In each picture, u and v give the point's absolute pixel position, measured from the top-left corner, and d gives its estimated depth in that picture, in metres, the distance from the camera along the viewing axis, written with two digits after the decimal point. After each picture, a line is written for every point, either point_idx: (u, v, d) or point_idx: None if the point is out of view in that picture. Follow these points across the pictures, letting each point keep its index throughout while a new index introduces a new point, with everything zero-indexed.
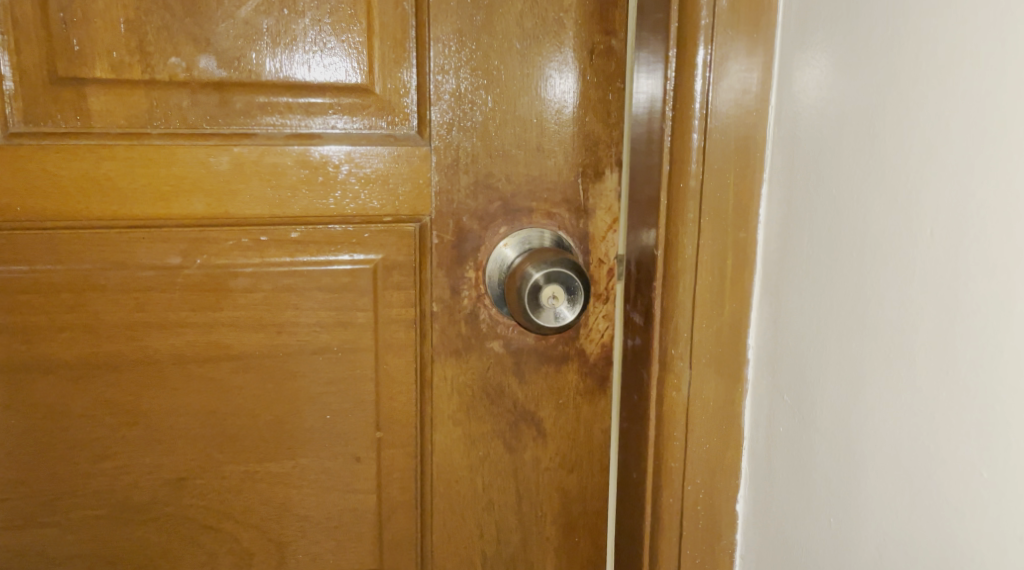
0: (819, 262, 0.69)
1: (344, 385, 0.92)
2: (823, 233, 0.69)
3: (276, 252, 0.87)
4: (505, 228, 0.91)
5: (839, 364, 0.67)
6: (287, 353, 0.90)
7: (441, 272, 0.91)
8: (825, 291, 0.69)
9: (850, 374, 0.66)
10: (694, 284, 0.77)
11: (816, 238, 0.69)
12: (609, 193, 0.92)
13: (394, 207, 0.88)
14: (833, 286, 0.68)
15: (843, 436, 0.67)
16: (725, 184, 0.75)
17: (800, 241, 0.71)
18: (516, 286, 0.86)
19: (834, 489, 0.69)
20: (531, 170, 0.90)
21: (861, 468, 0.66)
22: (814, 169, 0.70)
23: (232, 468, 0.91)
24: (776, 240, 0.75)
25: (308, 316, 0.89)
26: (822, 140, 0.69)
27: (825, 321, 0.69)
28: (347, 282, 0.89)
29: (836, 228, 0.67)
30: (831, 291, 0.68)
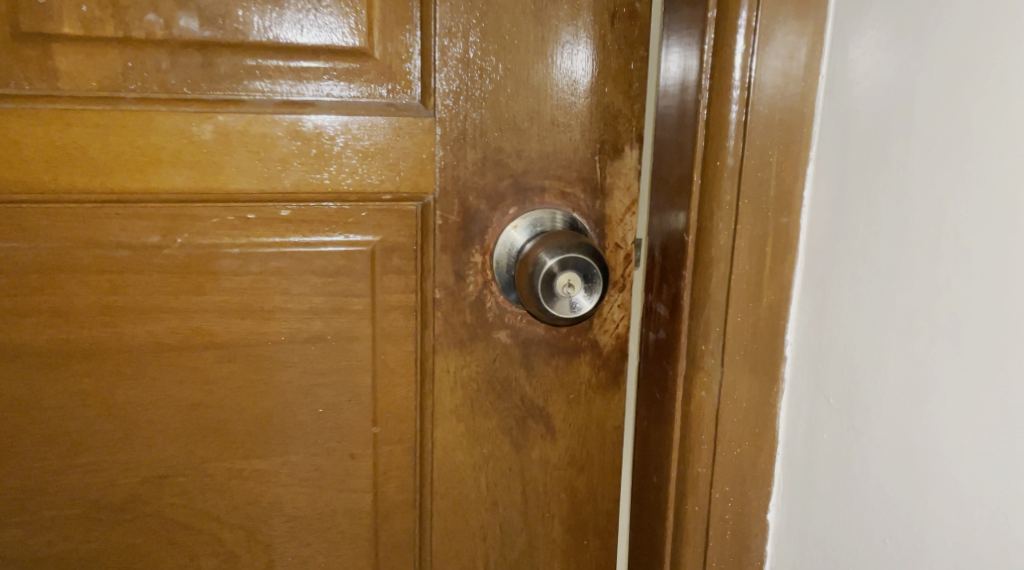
0: (881, 253, 0.62)
1: (339, 377, 0.85)
2: (888, 221, 0.62)
3: (265, 231, 0.80)
4: (515, 208, 0.83)
5: (904, 367, 0.61)
6: (277, 341, 0.82)
7: (445, 255, 0.83)
8: (888, 286, 0.62)
9: (920, 376, 0.60)
10: (728, 273, 0.70)
11: (877, 226, 0.63)
12: (629, 171, 0.84)
13: (394, 183, 0.80)
14: (900, 281, 0.61)
15: (908, 443, 0.61)
16: (767, 163, 0.68)
17: (855, 230, 0.64)
18: (526, 272, 0.79)
19: (896, 503, 0.62)
20: (545, 145, 0.82)
21: (931, 481, 0.60)
22: (874, 149, 0.63)
23: (217, 465, 0.84)
24: (823, 227, 0.67)
25: (301, 302, 0.82)
26: (887, 117, 0.62)
27: (888, 317, 0.62)
28: (342, 264, 0.82)
29: (902, 216, 0.61)
30: (896, 285, 0.61)
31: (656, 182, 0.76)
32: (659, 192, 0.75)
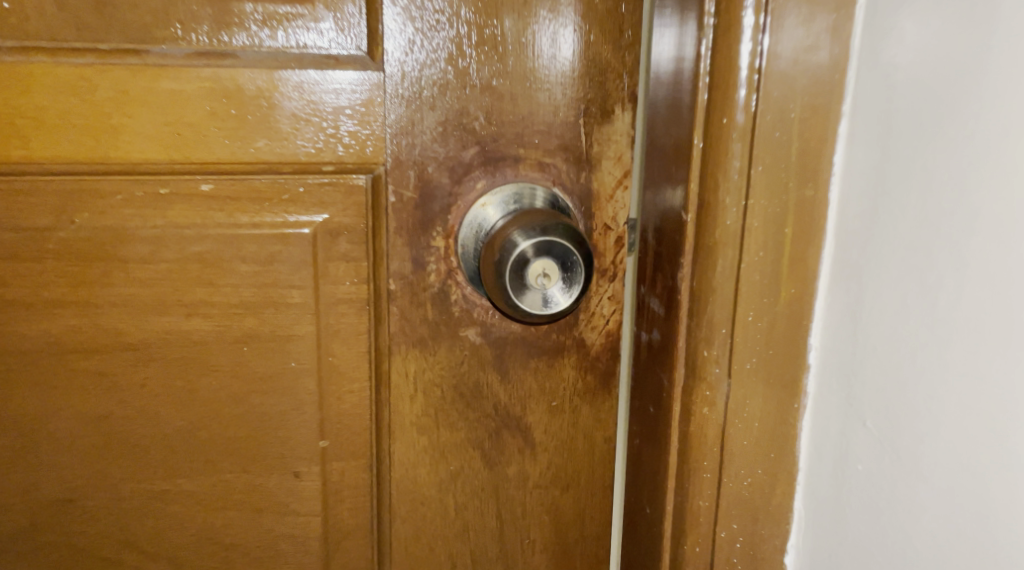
0: (936, 242, 0.49)
1: (277, 382, 0.73)
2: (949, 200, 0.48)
3: (184, 210, 0.68)
4: (484, 183, 0.70)
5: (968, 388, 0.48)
6: (203, 341, 0.71)
7: (400, 240, 0.70)
8: (946, 280, 0.48)
9: (987, 398, 0.47)
10: (737, 261, 0.57)
11: (931, 207, 0.49)
12: (620, 138, 0.71)
13: (336, 152, 0.68)
14: (961, 277, 0.48)
15: (969, 484, 0.48)
16: (787, 120, 0.55)
17: (900, 211, 0.51)
18: (493, 260, 0.65)
19: (955, 557, 0.49)
20: (518, 105, 0.69)
21: (1003, 532, 0.46)
22: (927, 107, 0.49)
23: (133, 487, 0.73)
24: (858, 208, 0.54)
25: (231, 295, 0.70)
26: (947, 65, 0.48)
27: (947, 323, 0.49)
28: (279, 250, 0.70)
29: (966, 194, 0.47)
30: (957, 278, 0.48)
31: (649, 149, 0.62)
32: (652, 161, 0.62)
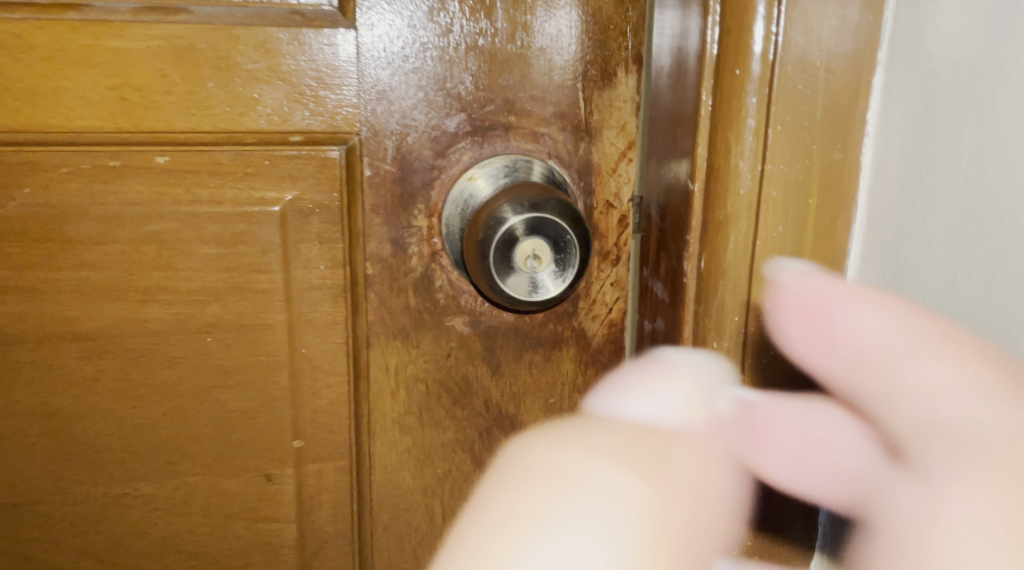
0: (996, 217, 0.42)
1: (244, 377, 0.66)
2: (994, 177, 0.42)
3: (137, 185, 0.61)
4: (470, 155, 0.63)
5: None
6: (162, 331, 0.64)
7: (378, 219, 0.63)
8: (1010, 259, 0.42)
9: None
10: (750, 237, 0.50)
11: (989, 178, 0.43)
12: (623, 104, 0.63)
13: (303, 120, 0.61)
14: (1006, 265, 0.42)
15: None
16: (811, 74, 0.48)
17: (952, 182, 0.44)
18: (478, 239, 0.57)
19: None
20: (509, 67, 0.61)
21: None
22: (983, 62, 0.42)
23: (88, 491, 0.67)
24: (896, 178, 0.48)
25: (191, 280, 0.63)
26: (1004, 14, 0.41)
27: (997, 312, 0.43)
28: (243, 231, 0.63)
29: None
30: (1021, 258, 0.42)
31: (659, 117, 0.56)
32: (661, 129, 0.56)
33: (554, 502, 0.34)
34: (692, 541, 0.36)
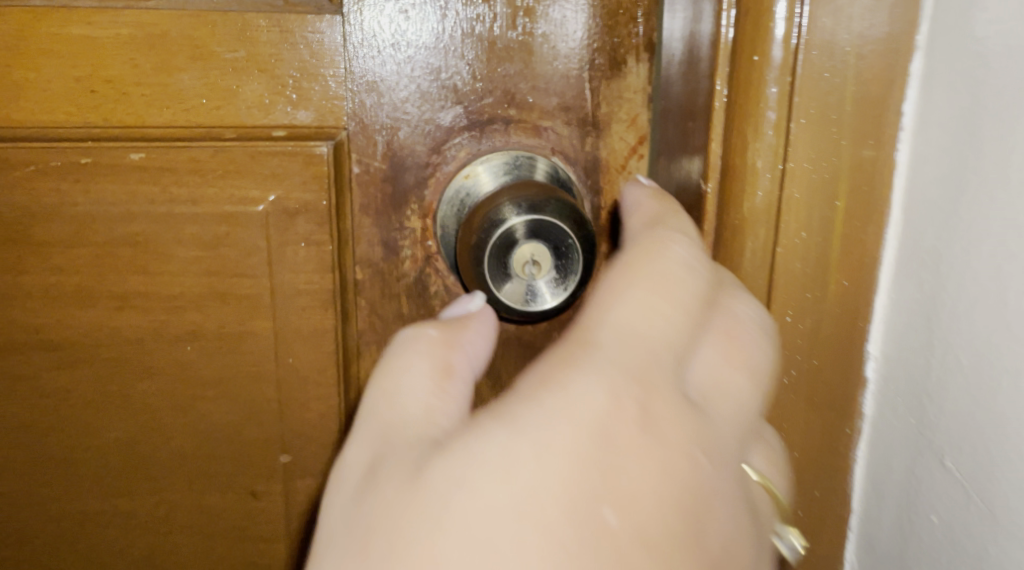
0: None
1: (227, 388, 0.62)
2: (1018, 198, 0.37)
3: (109, 184, 0.57)
4: (467, 151, 0.58)
5: None
6: (140, 339, 0.61)
7: (368, 219, 0.59)
8: None
9: None
10: (771, 244, 0.46)
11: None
12: (633, 95, 0.58)
13: (286, 113, 0.57)
14: None
15: None
16: (840, 59, 0.43)
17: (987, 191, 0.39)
18: (472, 244, 0.53)
19: None
20: (509, 56, 0.57)
21: None
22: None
23: (66, 507, 0.63)
24: (934, 181, 0.42)
25: (170, 284, 0.60)
26: None
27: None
28: (225, 233, 0.59)
29: None
30: None
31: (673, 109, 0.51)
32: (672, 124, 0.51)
33: (379, 403, 0.40)
34: (448, 358, 0.41)
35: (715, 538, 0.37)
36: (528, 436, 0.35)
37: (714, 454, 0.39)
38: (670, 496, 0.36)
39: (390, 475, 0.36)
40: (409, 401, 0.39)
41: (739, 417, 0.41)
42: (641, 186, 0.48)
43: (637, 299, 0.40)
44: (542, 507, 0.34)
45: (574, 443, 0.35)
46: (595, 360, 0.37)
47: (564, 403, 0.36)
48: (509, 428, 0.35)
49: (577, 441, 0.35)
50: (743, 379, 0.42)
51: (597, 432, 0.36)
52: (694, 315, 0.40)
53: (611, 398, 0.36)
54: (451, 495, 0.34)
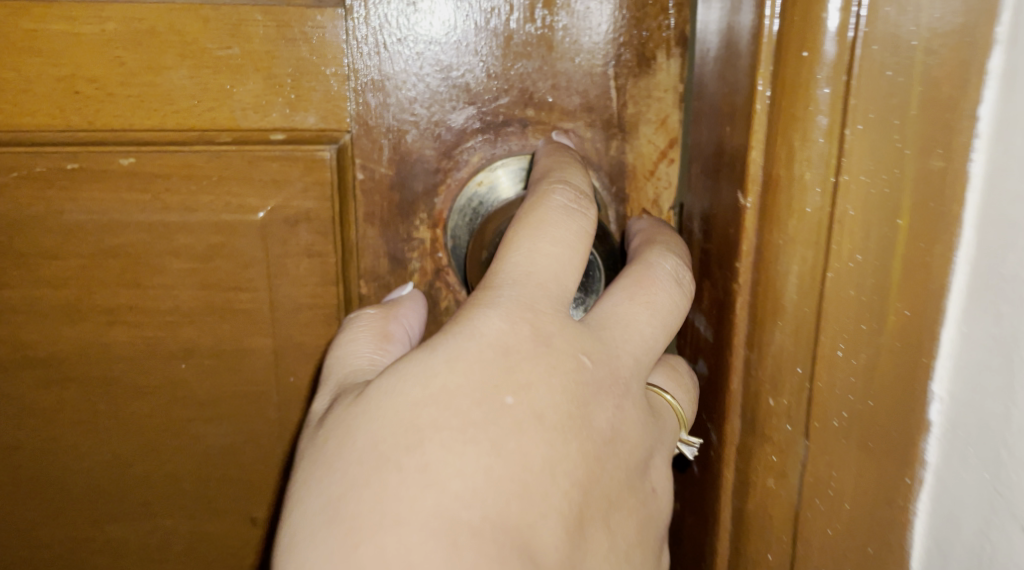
0: None
1: (224, 409, 0.58)
2: None
3: (98, 191, 0.53)
4: (480, 156, 0.53)
5: None
6: (131, 357, 0.57)
7: (373, 230, 0.55)
8: None
9: None
10: (821, 267, 0.41)
11: None
12: (663, 94, 0.53)
13: (285, 115, 0.52)
14: None
15: None
16: (906, 56, 0.38)
17: None
18: (480, 259, 0.51)
19: None
20: (526, 52, 0.52)
21: None
22: None
23: (55, 533, 0.60)
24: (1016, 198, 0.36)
25: (163, 298, 0.56)
26: None
27: None
28: (221, 244, 0.55)
29: None
30: None
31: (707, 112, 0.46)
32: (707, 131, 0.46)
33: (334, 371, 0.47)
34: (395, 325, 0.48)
35: (603, 419, 0.44)
36: (443, 354, 0.42)
37: (601, 356, 0.45)
38: (570, 397, 0.43)
39: (339, 407, 0.43)
40: (356, 362, 0.46)
41: (642, 351, 0.46)
42: (548, 145, 0.52)
43: (530, 250, 0.45)
44: (452, 404, 0.41)
45: (473, 361, 0.42)
46: (499, 299, 0.44)
47: (471, 337, 0.43)
48: (436, 355, 0.42)
49: (472, 364, 0.42)
50: (644, 312, 0.47)
51: (499, 351, 0.43)
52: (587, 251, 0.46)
53: (510, 324, 0.43)
54: (382, 403, 0.41)
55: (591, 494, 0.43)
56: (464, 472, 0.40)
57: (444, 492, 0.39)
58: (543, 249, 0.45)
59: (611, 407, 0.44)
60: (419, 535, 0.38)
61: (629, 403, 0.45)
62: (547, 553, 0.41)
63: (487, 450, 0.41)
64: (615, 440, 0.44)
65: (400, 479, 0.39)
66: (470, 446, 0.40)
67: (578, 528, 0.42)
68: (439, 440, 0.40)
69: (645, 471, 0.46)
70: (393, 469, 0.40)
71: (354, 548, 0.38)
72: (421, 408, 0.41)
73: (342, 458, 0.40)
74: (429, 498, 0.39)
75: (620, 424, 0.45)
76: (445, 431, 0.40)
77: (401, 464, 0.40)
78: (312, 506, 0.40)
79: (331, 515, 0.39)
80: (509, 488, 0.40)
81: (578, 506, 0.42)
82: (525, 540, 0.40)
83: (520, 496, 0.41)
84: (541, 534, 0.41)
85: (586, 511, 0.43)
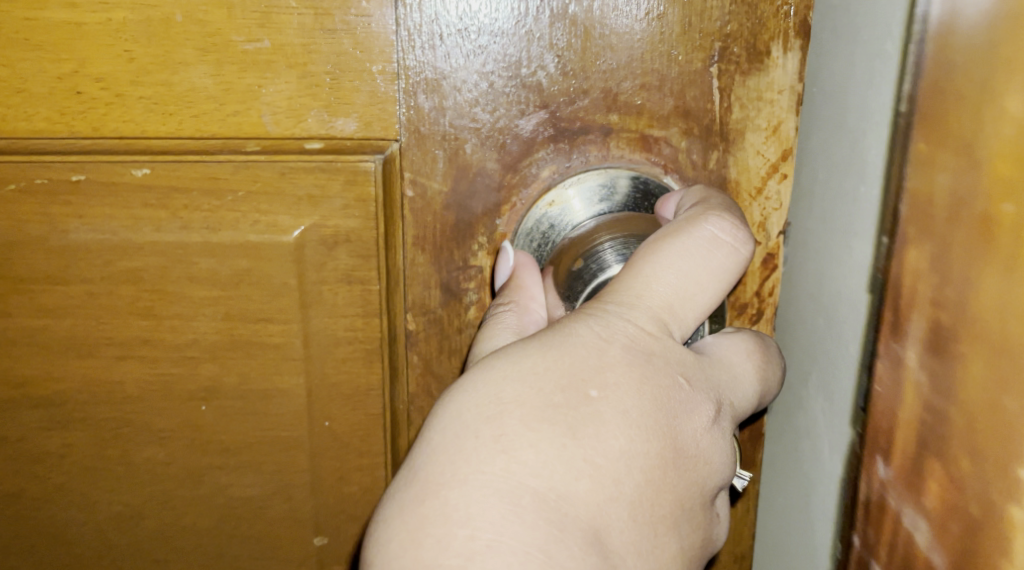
0: None
1: (250, 457, 0.50)
2: None
3: (108, 207, 0.46)
4: (553, 170, 0.45)
5: None
6: (142, 397, 0.49)
7: (424, 257, 0.46)
8: None
9: None
10: None
11: None
12: (777, 95, 0.44)
13: (322, 120, 0.44)
14: None
15: None
16: None
17: None
18: (573, 271, 0.42)
19: None
20: (611, 44, 0.43)
21: None
22: None
23: None
24: None
25: (180, 331, 0.48)
26: None
27: None
28: (246, 269, 0.47)
29: None
30: None
31: (949, 157, 0.27)
32: (952, 200, 0.27)
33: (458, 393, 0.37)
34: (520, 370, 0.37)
35: (691, 432, 0.38)
36: (540, 340, 0.38)
37: (703, 384, 0.39)
38: (657, 396, 0.37)
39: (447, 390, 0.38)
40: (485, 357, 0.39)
41: (741, 399, 0.41)
42: (691, 192, 0.42)
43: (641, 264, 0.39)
44: (536, 381, 0.37)
45: (567, 346, 0.37)
46: (602, 310, 0.39)
47: (560, 336, 0.38)
48: (536, 345, 0.38)
49: (568, 349, 0.37)
50: (744, 359, 0.42)
51: (596, 346, 0.37)
52: (725, 292, 0.40)
53: (601, 324, 0.38)
54: (476, 380, 0.37)
55: (669, 493, 0.37)
56: (537, 448, 0.35)
57: (512, 462, 0.35)
58: (671, 285, 0.39)
59: (704, 426, 0.38)
60: (479, 497, 0.34)
61: (721, 432, 0.39)
62: (615, 541, 0.35)
63: (564, 432, 0.36)
64: (695, 456, 0.38)
65: (475, 443, 0.36)
66: (546, 426, 0.36)
67: (652, 528, 0.36)
68: (519, 416, 0.36)
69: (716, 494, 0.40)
70: (471, 439, 0.36)
71: (421, 503, 0.35)
72: (506, 381, 0.37)
73: (428, 429, 0.37)
74: (499, 467, 0.35)
75: (707, 443, 0.38)
76: (526, 407, 0.36)
77: (478, 432, 0.36)
78: (398, 479, 0.37)
79: (408, 478, 0.36)
80: (583, 467, 0.35)
81: (653, 502, 0.36)
82: (591, 523, 0.35)
83: (593, 478, 0.35)
84: (613, 521, 0.35)
85: (661, 509, 0.36)
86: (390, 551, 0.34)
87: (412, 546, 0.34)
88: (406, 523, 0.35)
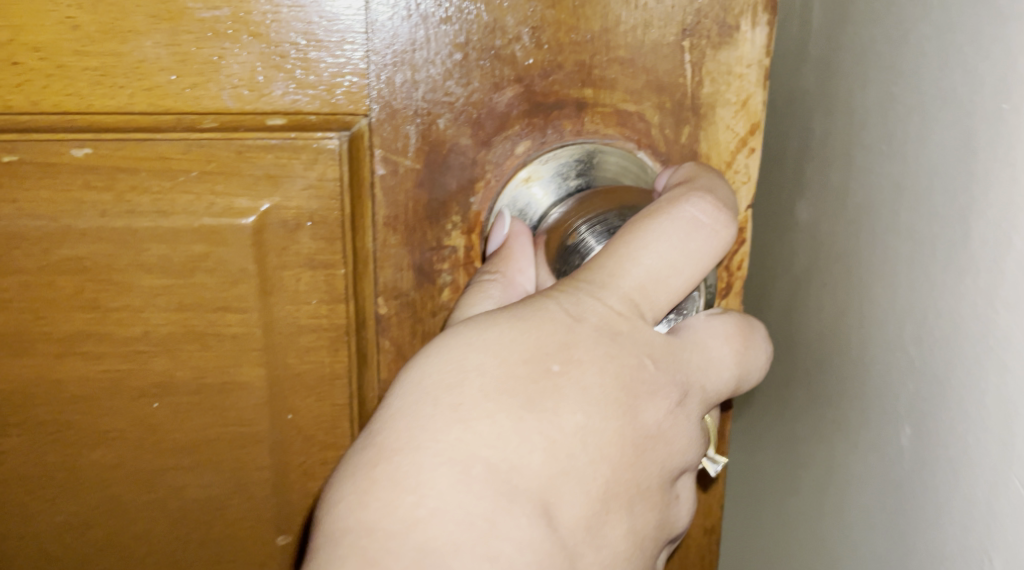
0: None
1: (206, 456, 0.47)
2: None
3: (46, 191, 0.42)
4: (527, 145, 0.44)
5: None
6: (87, 397, 0.45)
7: (393, 239, 0.44)
8: None
9: None
10: None
11: None
12: (745, 69, 0.44)
13: (286, 95, 0.42)
14: None
15: None
16: None
17: None
18: (566, 246, 0.41)
19: None
20: (586, 18, 0.42)
21: None
22: None
23: None
24: None
25: (128, 324, 0.44)
26: None
27: None
28: (201, 256, 0.44)
29: None
30: None
31: None
32: None
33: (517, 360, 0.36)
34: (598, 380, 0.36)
35: (652, 414, 0.37)
36: (509, 312, 0.36)
37: (669, 366, 0.38)
38: (619, 373, 0.36)
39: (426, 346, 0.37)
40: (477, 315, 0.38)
41: (709, 382, 0.40)
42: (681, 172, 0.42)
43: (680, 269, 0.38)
44: (500, 351, 0.35)
45: (535, 320, 0.36)
46: (575, 289, 0.37)
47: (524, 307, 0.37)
48: (501, 316, 0.36)
49: (533, 322, 0.36)
50: (723, 344, 0.40)
51: (563, 324, 0.36)
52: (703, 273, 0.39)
53: (566, 301, 0.37)
54: (442, 345, 0.36)
55: (626, 471, 0.36)
56: (494, 419, 0.34)
57: (467, 432, 0.34)
58: (647, 265, 0.37)
59: (667, 409, 0.37)
60: (432, 464, 0.33)
61: (685, 414, 0.38)
62: (563, 516, 0.35)
63: (522, 407, 0.35)
64: (656, 437, 0.37)
65: (435, 410, 0.34)
66: (505, 397, 0.35)
67: (603, 505, 0.36)
68: (480, 385, 0.35)
69: (678, 472, 0.39)
70: (430, 407, 0.35)
71: (373, 467, 0.34)
72: (472, 350, 0.36)
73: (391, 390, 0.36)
74: (455, 437, 0.34)
75: (669, 425, 0.38)
76: (488, 376, 0.35)
77: (438, 399, 0.35)
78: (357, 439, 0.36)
79: (365, 436, 0.35)
80: (537, 439, 0.35)
81: (609, 480, 0.36)
82: (541, 496, 0.34)
83: (546, 451, 0.35)
84: (563, 495, 0.35)
85: (615, 486, 0.36)
86: (337, 509, 0.33)
87: (358, 507, 0.33)
88: (358, 483, 0.33)
